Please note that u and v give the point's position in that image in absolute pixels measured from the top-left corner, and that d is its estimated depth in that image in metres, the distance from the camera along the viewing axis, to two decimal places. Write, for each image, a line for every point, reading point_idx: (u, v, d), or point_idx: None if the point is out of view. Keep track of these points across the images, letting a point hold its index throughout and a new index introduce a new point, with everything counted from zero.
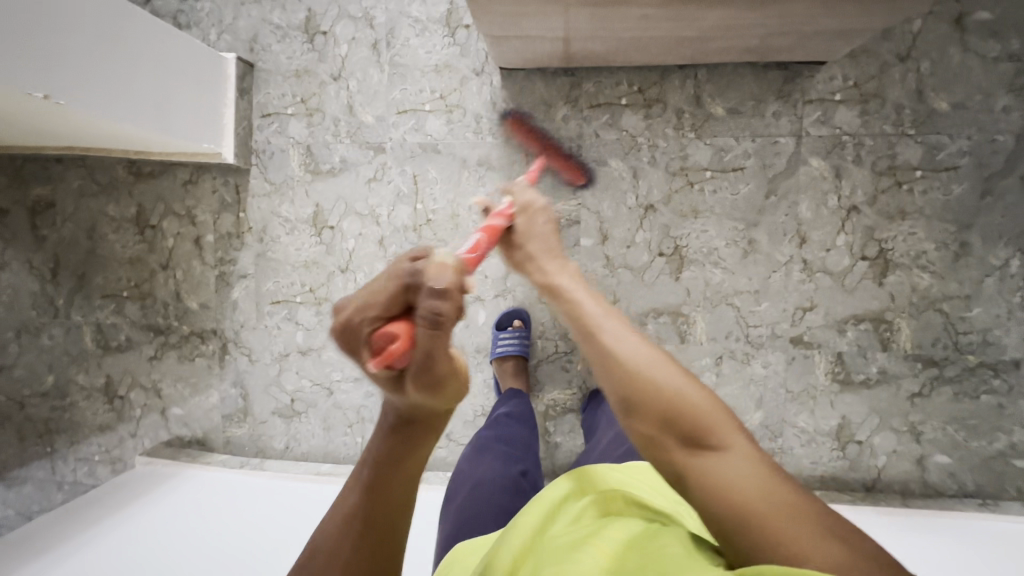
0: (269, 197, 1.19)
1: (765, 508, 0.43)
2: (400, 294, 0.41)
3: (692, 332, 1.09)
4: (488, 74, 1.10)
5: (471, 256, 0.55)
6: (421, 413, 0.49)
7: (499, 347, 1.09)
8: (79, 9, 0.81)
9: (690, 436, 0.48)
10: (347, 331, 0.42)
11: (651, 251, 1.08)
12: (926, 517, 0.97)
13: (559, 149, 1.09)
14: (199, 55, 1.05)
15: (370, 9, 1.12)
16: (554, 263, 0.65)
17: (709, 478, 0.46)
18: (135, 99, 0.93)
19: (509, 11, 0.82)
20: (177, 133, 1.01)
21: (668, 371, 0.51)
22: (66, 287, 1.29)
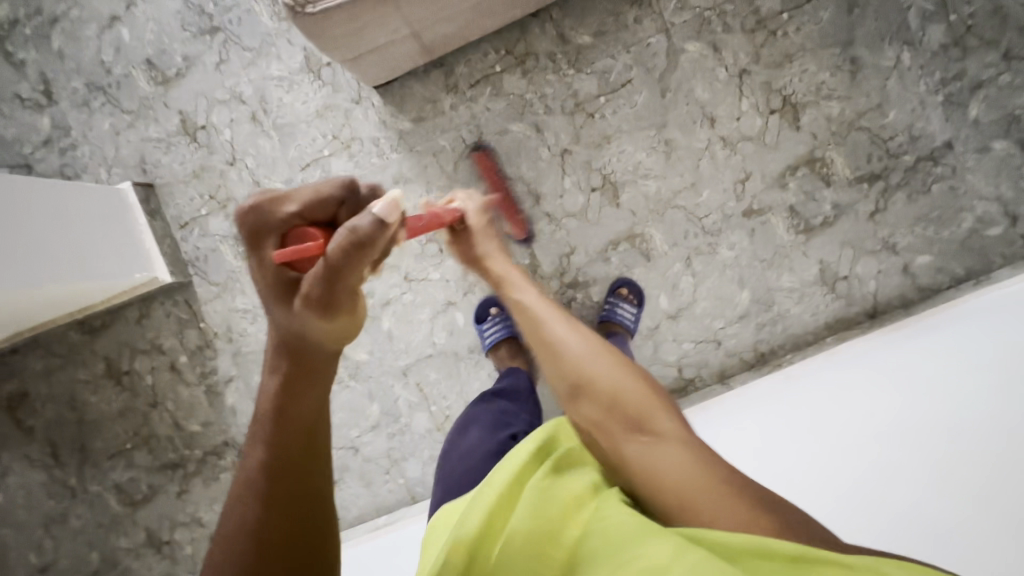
0: (220, 298, 1.20)
1: (707, 485, 0.54)
2: (326, 203, 0.50)
3: (654, 246, 1.11)
4: (367, 98, 1.12)
5: (410, 235, 0.69)
6: (314, 351, 0.52)
7: (488, 338, 1.11)
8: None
9: (634, 426, 0.61)
10: (249, 217, 0.49)
11: (583, 190, 1.10)
12: (908, 347, 0.89)
13: (460, 137, 1.11)
14: (92, 197, 1.06)
15: (234, 86, 1.14)
16: (518, 283, 0.78)
17: (647, 461, 0.59)
18: (38, 261, 0.93)
19: (349, 30, 0.87)
20: (96, 277, 1.02)
21: (602, 377, 0.65)
22: (72, 464, 1.28)
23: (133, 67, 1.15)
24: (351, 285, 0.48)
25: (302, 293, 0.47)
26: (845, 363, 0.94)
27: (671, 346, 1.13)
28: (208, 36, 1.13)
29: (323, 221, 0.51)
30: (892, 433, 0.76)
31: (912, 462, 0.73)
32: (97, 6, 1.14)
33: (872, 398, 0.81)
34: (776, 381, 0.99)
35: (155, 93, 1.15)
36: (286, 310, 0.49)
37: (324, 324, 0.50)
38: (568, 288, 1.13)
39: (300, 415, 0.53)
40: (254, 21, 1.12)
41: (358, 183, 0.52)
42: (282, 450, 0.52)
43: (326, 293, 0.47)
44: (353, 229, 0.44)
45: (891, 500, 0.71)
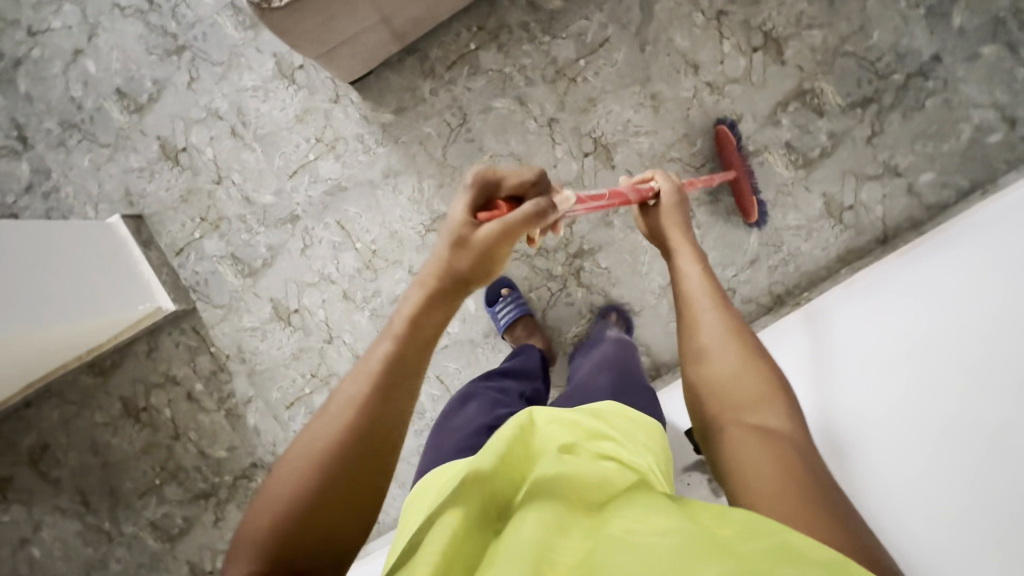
0: (227, 320, 1.18)
1: (775, 487, 0.40)
2: (528, 183, 0.57)
3: None
4: (345, 96, 1.10)
5: (580, 210, 0.72)
6: (428, 326, 0.47)
7: (502, 319, 1.09)
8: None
9: (744, 412, 0.47)
10: (483, 173, 0.54)
11: (576, 156, 1.08)
12: (939, 291, 0.71)
13: (444, 121, 1.09)
14: (85, 235, 1.05)
15: (210, 104, 1.12)
16: (682, 253, 0.67)
17: (738, 449, 0.44)
18: (36, 304, 0.92)
19: (318, 23, 0.86)
20: (97, 315, 1.01)
21: (740, 356, 0.50)
22: (103, 508, 1.27)
23: (104, 99, 1.13)
24: (519, 232, 0.51)
25: (484, 229, 0.49)
26: (874, 310, 0.80)
27: None
28: (175, 56, 1.11)
29: (517, 198, 0.57)
30: (890, 428, 0.66)
31: (899, 462, 0.63)
32: (58, 42, 1.12)
33: (885, 378, 0.70)
34: (822, 323, 0.90)
35: (131, 122, 1.13)
36: (456, 250, 0.49)
37: (475, 267, 0.50)
38: (574, 258, 1.12)
39: (410, 372, 0.45)
40: (220, 35, 1.10)
41: (547, 176, 0.60)
42: (386, 409, 0.43)
43: (494, 242, 0.50)
44: (538, 203, 0.54)
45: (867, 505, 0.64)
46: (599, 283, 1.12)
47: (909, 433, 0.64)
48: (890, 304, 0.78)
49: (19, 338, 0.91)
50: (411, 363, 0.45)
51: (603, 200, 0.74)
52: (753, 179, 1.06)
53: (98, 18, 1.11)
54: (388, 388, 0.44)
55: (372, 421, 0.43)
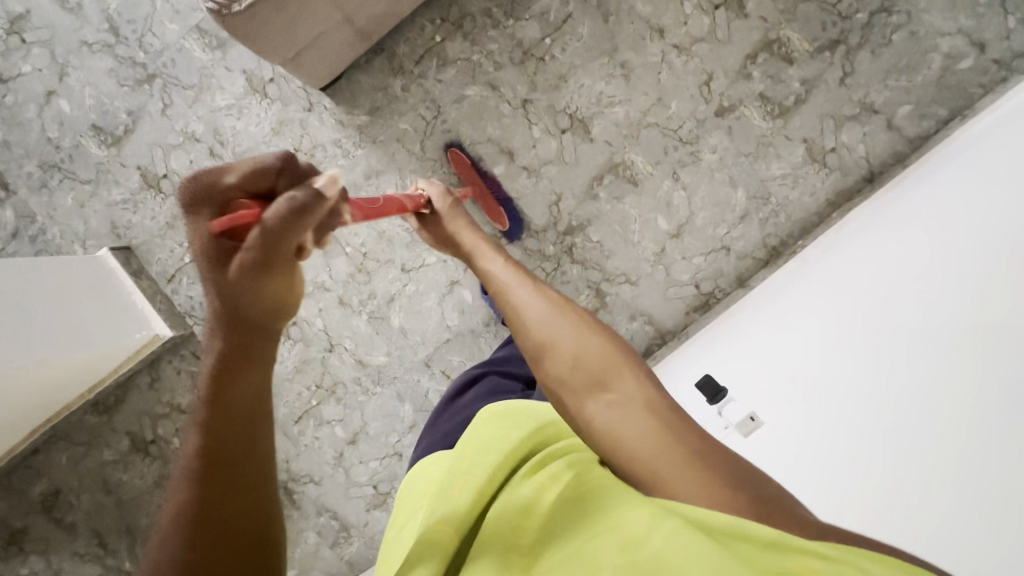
0: None
1: (650, 458, 0.49)
2: (261, 176, 0.44)
3: (638, 170, 1.09)
4: (318, 103, 1.11)
5: (361, 212, 0.67)
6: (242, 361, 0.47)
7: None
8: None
9: (596, 385, 0.55)
10: (189, 190, 0.43)
11: (553, 134, 1.09)
12: (932, 268, 0.71)
13: (419, 116, 1.10)
14: (74, 271, 1.04)
15: (185, 127, 1.12)
16: (485, 252, 0.73)
17: (610, 426, 0.53)
18: (29, 341, 0.90)
19: (281, 25, 0.86)
20: (90, 349, 1.00)
21: (575, 332, 0.59)
22: (122, 548, 1.25)
23: (81, 136, 1.14)
24: (285, 264, 0.43)
25: (233, 268, 0.42)
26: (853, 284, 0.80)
27: (682, 265, 1.12)
28: (146, 85, 1.12)
29: (256, 193, 0.44)
30: (864, 420, 0.67)
31: (893, 451, 0.63)
32: (29, 86, 1.13)
33: (862, 372, 0.70)
34: (786, 295, 0.91)
35: (110, 156, 1.14)
36: (224, 295, 0.44)
37: (254, 295, 0.44)
38: (565, 236, 1.12)
39: (236, 406, 0.48)
40: (188, 58, 1.11)
41: (298, 158, 0.46)
42: (218, 447, 0.47)
43: (253, 273, 0.42)
44: (290, 197, 0.39)
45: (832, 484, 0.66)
46: (592, 257, 1.12)
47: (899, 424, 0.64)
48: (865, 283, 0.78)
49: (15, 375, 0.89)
50: (245, 394, 0.48)
51: (389, 207, 0.75)
52: (498, 188, 1.11)
53: (67, 57, 1.12)
54: (225, 419, 0.48)
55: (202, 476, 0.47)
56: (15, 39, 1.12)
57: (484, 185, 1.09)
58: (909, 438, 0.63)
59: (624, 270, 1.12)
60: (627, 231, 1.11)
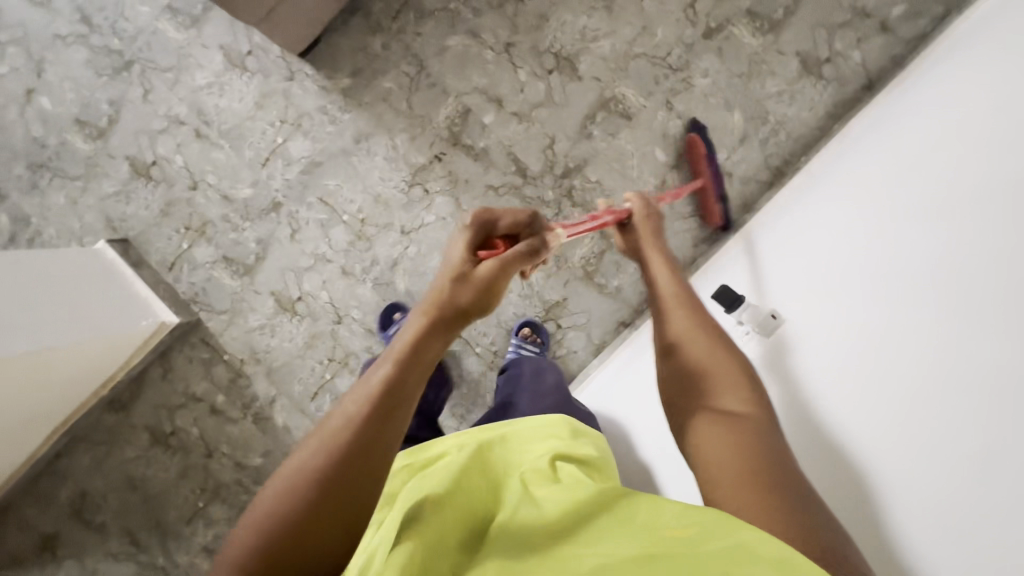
0: (233, 323, 1.17)
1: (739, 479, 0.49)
2: (519, 221, 0.64)
3: (630, 104, 1.07)
4: (299, 71, 1.09)
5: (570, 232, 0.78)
6: (423, 354, 0.50)
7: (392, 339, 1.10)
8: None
9: (717, 397, 0.58)
10: (485, 213, 0.62)
11: (540, 76, 1.07)
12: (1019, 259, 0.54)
13: (403, 72, 1.08)
14: (77, 264, 1.05)
15: (169, 111, 1.11)
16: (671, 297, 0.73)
17: (707, 439, 0.54)
18: (46, 325, 0.92)
19: None
20: (104, 334, 1.01)
21: (710, 344, 0.63)
22: (154, 544, 1.23)
23: (66, 132, 1.13)
24: (505, 275, 0.57)
25: (485, 265, 0.56)
26: (965, 276, 0.58)
27: (684, 196, 1.09)
28: (125, 73, 1.10)
29: (512, 236, 0.64)
30: (878, 417, 0.61)
31: (880, 439, 0.60)
32: (8, 87, 1.12)
33: (915, 411, 0.58)
34: (888, 203, 0.71)
35: (96, 148, 1.13)
36: (457, 284, 0.55)
37: (480, 297, 0.55)
38: (563, 179, 1.09)
39: (399, 395, 0.47)
40: (164, 40, 1.09)
41: (542, 218, 0.67)
42: (394, 403, 0.47)
43: (495, 279, 0.56)
44: (533, 243, 0.61)
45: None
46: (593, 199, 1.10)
47: (897, 414, 0.59)
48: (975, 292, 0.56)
49: (38, 358, 0.90)
50: (415, 377, 0.48)
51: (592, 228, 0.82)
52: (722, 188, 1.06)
53: (42, 53, 1.11)
54: (399, 385, 0.47)
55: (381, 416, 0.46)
56: None
57: (712, 178, 1.05)
58: (898, 480, 0.57)
59: None
60: (625, 168, 1.09)
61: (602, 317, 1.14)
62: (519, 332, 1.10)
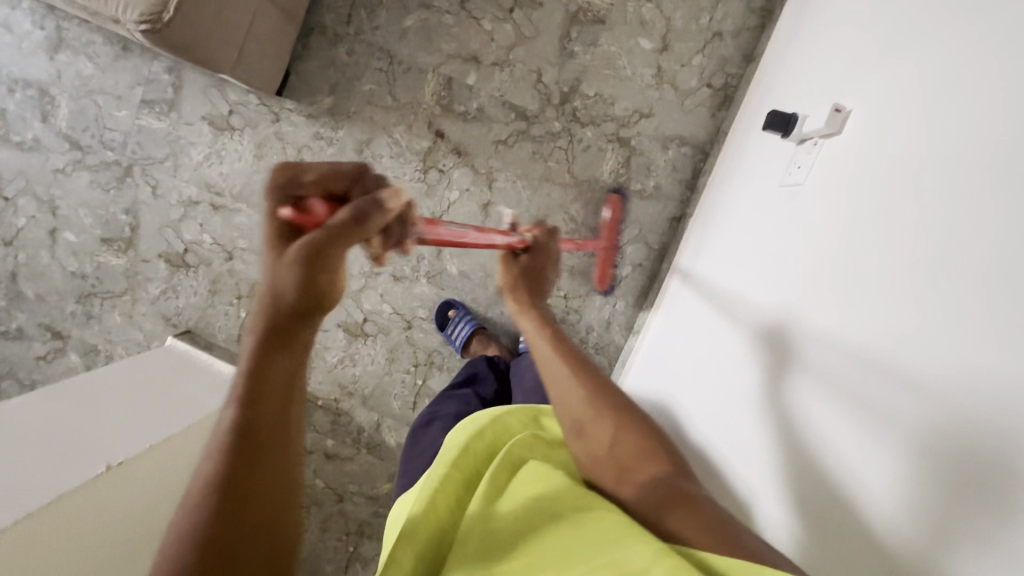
0: (316, 367, 1.19)
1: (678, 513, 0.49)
2: (341, 177, 0.42)
3: (598, 8, 1.07)
4: (282, 109, 1.11)
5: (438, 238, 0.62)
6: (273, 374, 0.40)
7: (457, 339, 1.11)
8: (35, 421, 0.77)
9: (623, 461, 0.55)
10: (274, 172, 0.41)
11: (503, 18, 1.07)
12: (917, 53, 0.57)
13: (376, 70, 1.09)
14: (149, 374, 1.01)
15: (181, 196, 1.14)
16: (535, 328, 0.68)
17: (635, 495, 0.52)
18: (154, 418, 0.88)
19: (215, 11, 0.84)
20: (208, 416, 0.97)
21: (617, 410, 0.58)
22: None
23: (98, 255, 1.17)
24: (336, 257, 0.38)
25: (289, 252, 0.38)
26: (948, 101, 0.51)
27: (684, 73, 1.08)
28: (129, 178, 1.14)
29: (338, 195, 0.43)
30: (862, 243, 0.57)
31: (866, 268, 0.55)
32: (32, 235, 1.17)
33: (881, 253, 0.54)
34: (860, 27, 0.69)
35: (131, 258, 1.17)
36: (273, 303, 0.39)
37: (310, 292, 0.39)
38: (562, 105, 1.09)
39: (265, 439, 0.40)
40: (151, 134, 1.13)
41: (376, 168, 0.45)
42: (254, 447, 0.39)
43: (313, 264, 0.38)
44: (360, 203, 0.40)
45: (716, 303, 0.85)
46: (599, 112, 1.09)
47: (875, 235, 0.55)
48: (910, 160, 0.53)
49: (169, 448, 0.86)
50: (273, 417, 0.40)
51: (479, 245, 0.70)
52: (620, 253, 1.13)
53: (49, 192, 1.15)
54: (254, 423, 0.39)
55: (231, 467, 0.38)
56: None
57: (613, 239, 1.12)
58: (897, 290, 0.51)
59: (634, 106, 1.09)
60: (618, 70, 1.08)
61: (651, 221, 1.13)
62: None
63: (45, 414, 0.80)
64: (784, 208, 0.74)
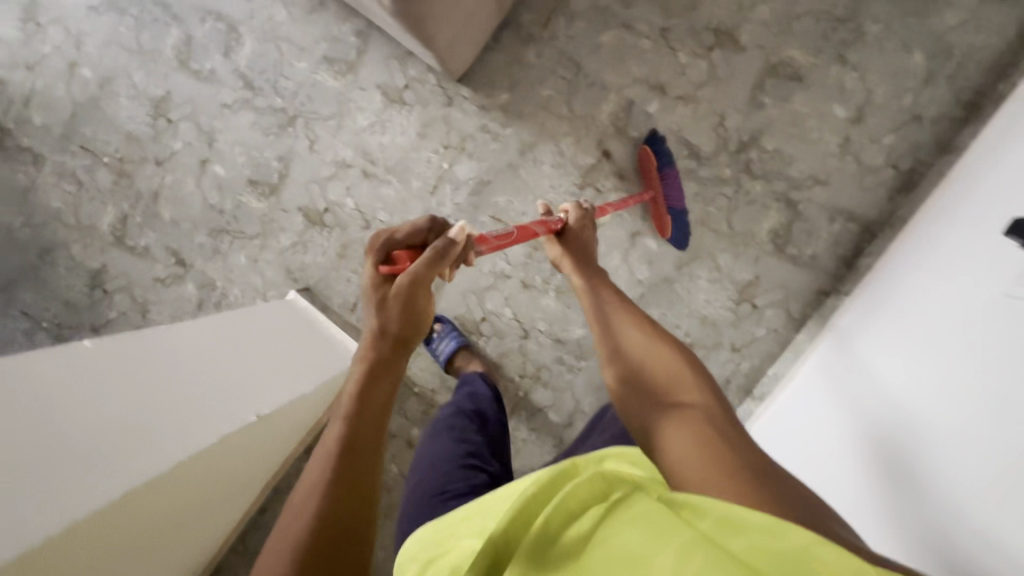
0: (421, 354, 1.18)
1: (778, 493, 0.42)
2: (415, 234, 0.68)
3: (800, 65, 1.04)
4: (457, 95, 1.10)
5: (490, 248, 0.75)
6: (381, 372, 0.60)
7: (440, 354, 1.12)
8: (119, 367, 0.65)
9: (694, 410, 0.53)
10: (376, 242, 0.66)
11: (703, 53, 1.05)
12: None
13: (560, 77, 1.08)
14: (238, 330, 0.91)
15: (335, 156, 1.15)
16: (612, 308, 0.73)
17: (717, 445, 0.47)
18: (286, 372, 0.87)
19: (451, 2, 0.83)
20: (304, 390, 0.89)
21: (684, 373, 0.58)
22: None
23: (241, 195, 1.18)
24: (420, 280, 0.62)
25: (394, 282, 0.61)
26: None
27: (872, 149, 1.04)
28: (290, 127, 1.15)
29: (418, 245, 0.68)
30: None
31: None
32: (184, 161, 1.18)
33: None
34: None
35: (271, 205, 1.17)
36: (380, 312, 0.62)
37: (402, 302, 0.62)
38: (739, 153, 1.06)
39: (367, 428, 0.56)
40: (324, 90, 1.13)
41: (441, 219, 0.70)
42: (359, 439, 0.55)
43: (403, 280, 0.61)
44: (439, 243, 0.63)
45: (848, 381, 0.87)
46: (774, 168, 1.06)
47: None
48: None
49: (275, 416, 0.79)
50: (371, 419, 0.57)
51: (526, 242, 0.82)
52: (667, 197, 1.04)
53: (212, 124, 1.17)
54: (356, 435, 0.55)
55: (342, 455, 0.53)
56: (163, 121, 1.18)
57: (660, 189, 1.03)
58: None
59: (811, 171, 1.06)
60: (804, 131, 1.05)
61: (799, 288, 1.09)
62: None
63: (192, 346, 0.80)
64: (994, 313, 0.68)
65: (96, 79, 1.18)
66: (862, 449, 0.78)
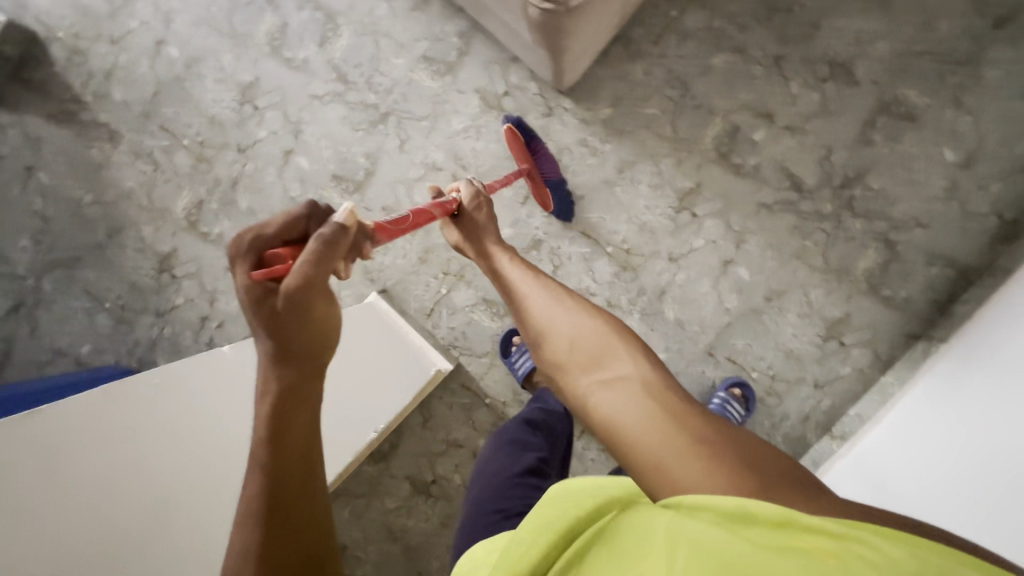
0: (495, 366, 1.16)
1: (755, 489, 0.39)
2: (294, 225, 0.52)
3: (913, 105, 1.02)
4: (558, 106, 1.08)
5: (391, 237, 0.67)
6: (295, 389, 0.50)
7: (520, 368, 1.09)
8: (16, 459, 0.52)
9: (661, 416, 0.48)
10: (236, 248, 0.50)
11: (815, 85, 1.04)
12: None
13: (667, 97, 1.06)
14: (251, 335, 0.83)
15: (425, 158, 1.12)
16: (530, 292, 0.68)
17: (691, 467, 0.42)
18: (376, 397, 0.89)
19: (594, 20, 0.81)
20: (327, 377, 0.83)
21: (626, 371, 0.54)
22: None
23: (322, 189, 1.14)
24: (312, 289, 0.49)
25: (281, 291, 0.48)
26: None
27: (978, 196, 1.03)
28: (381, 124, 1.12)
29: (296, 240, 0.53)
30: None
31: None
32: (267, 150, 1.15)
33: None
34: None
35: (353, 202, 1.14)
36: (270, 325, 0.49)
37: (304, 313, 0.49)
38: (842, 189, 1.05)
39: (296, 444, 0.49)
40: (420, 90, 1.11)
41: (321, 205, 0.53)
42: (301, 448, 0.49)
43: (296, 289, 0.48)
44: (321, 233, 0.49)
45: (949, 421, 0.82)
46: (876, 207, 1.05)
47: None
48: None
49: None
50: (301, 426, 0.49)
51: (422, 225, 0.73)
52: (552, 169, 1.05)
53: (299, 115, 1.14)
54: (288, 455, 0.48)
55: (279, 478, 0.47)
56: (249, 108, 1.15)
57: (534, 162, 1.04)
58: None
59: (913, 213, 1.04)
60: (910, 171, 1.04)
61: (890, 330, 1.07)
62: (726, 389, 1.06)
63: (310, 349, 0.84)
64: None
65: (184, 61, 1.16)
66: (958, 467, 0.75)
